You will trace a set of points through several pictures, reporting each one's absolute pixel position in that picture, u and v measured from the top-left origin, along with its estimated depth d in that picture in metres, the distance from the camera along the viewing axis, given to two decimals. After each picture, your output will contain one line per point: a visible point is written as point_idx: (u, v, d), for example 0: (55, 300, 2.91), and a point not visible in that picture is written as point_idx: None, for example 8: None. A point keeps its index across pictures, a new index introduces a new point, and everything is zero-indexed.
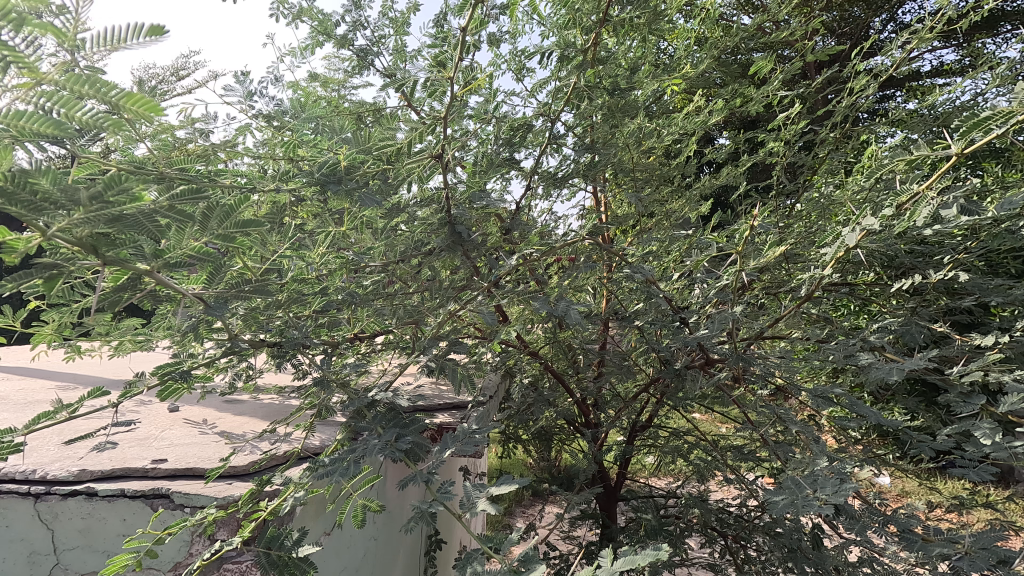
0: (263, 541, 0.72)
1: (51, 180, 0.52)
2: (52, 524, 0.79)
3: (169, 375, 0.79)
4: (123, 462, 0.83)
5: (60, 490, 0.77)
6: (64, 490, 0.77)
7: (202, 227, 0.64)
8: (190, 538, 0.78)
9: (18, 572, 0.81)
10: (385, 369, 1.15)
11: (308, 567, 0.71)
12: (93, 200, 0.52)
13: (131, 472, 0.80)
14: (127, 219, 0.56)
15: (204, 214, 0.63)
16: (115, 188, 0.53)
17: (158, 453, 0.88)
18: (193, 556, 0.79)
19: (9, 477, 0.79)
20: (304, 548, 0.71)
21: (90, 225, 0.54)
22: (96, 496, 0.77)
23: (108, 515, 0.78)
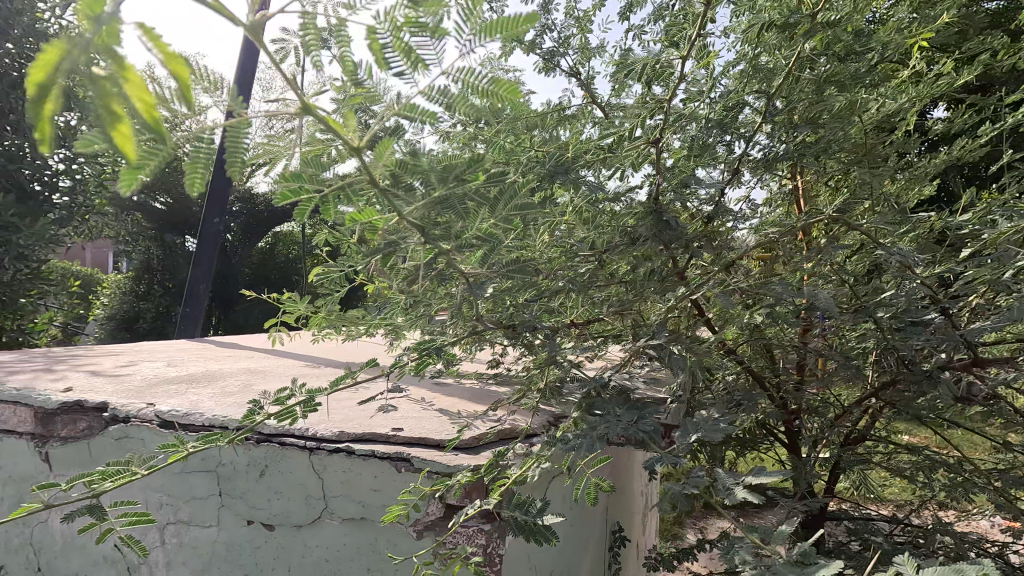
0: (511, 505, 0.77)
1: (412, 171, 0.66)
2: (321, 474, 0.94)
3: (427, 350, 0.92)
4: (370, 428, 0.96)
5: (328, 446, 0.92)
6: (330, 446, 0.92)
7: (492, 211, 0.77)
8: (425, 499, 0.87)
9: (294, 512, 0.97)
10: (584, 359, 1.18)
11: (553, 536, 0.77)
12: (437, 185, 0.68)
13: (377, 437, 0.92)
14: (451, 202, 0.70)
15: (496, 201, 0.76)
16: (459, 174, 0.68)
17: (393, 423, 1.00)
18: (429, 515, 0.87)
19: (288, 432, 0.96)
20: (551, 518, 0.75)
21: (429, 207, 0.69)
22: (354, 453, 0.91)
23: (362, 471, 0.91)
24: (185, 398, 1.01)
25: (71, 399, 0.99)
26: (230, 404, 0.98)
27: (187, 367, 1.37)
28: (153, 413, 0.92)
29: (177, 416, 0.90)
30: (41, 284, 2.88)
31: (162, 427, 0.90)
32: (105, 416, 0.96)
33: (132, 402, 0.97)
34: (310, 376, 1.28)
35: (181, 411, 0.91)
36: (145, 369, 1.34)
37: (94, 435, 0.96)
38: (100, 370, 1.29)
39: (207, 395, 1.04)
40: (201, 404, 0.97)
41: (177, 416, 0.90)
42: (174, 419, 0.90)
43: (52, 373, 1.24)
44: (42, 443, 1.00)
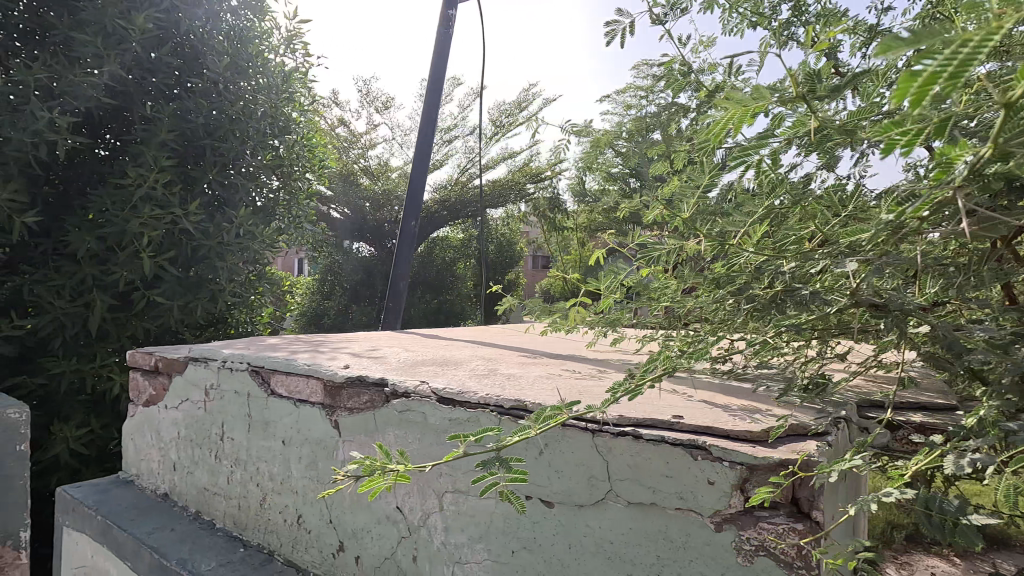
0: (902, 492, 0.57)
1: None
2: (579, 456, 0.80)
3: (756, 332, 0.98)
4: (641, 412, 0.81)
5: (594, 423, 0.79)
6: (597, 424, 0.78)
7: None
8: (728, 489, 0.69)
9: (546, 496, 0.84)
10: (866, 349, 1.00)
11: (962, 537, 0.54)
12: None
13: (656, 421, 0.77)
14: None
15: None
16: None
17: (661, 409, 0.85)
18: (734, 509, 0.68)
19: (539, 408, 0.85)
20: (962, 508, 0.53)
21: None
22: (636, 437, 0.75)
23: (638, 456, 0.75)
24: (447, 378, 1.09)
25: (355, 374, 1.13)
26: (490, 384, 1.03)
27: (422, 352, 1.49)
28: (429, 389, 1.00)
29: (452, 393, 0.97)
30: (270, 283, 3.39)
31: (439, 402, 0.97)
32: (384, 390, 1.07)
33: (406, 379, 1.07)
34: (537, 363, 1.31)
35: (454, 389, 0.98)
36: (387, 352, 1.49)
37: (375, 407, 1.07)
38: (355, 353, 1.45)
39: (463, 375, 1.11)
40: (466, 384, 1.03)
41: (451, 394, 0.97)
42: (449, 396, 0.97)
43: (321, 354, 1.42)
44: (332, 412, 1.15)
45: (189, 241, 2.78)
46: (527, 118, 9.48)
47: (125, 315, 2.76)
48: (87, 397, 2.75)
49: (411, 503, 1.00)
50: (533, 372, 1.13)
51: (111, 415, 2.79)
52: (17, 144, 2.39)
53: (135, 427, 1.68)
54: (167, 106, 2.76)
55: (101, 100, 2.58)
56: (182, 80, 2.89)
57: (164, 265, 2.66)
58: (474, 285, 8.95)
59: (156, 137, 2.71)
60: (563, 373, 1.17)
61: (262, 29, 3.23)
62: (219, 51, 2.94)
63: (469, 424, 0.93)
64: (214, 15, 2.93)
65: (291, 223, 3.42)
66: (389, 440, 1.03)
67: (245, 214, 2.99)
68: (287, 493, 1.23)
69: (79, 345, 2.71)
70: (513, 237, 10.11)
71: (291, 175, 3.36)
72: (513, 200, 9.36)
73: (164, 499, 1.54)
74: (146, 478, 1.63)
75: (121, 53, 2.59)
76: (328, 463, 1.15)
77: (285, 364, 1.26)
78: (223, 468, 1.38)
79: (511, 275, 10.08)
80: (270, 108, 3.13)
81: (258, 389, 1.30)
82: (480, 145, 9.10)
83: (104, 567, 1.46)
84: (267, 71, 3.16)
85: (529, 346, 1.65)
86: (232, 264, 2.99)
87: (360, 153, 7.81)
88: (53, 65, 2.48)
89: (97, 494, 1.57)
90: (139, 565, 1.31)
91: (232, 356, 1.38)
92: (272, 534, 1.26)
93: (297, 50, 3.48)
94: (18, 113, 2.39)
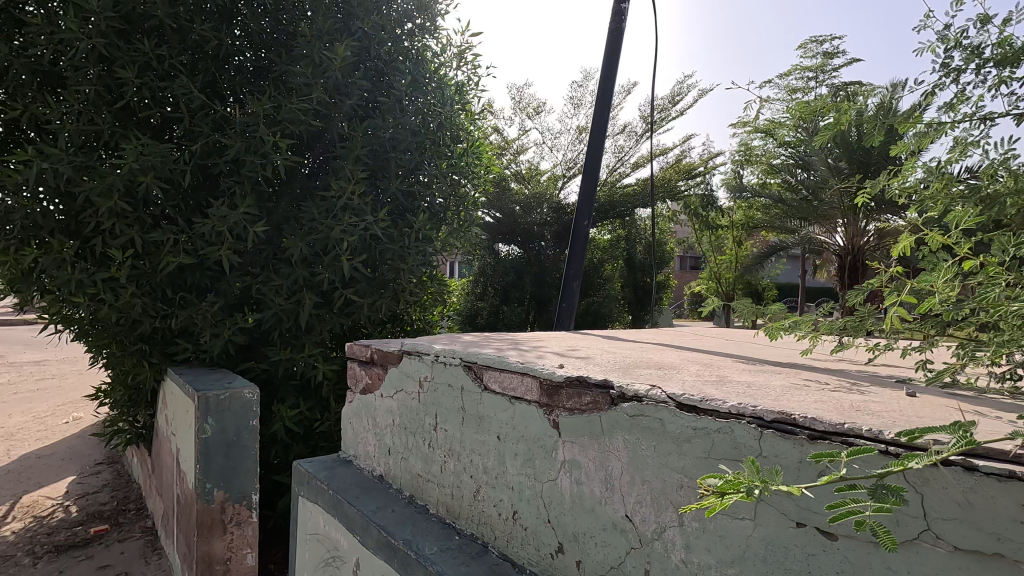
0: None
1: None
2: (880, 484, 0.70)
3: None
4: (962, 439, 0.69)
5: (905, 450, 0.68)
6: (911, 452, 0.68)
7: None
8: None
9: (828, 525, 0.74)
10: None
11: None
12: None
13: (995, 453, 0.65)
14: None
15: None
16: None
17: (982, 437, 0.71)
18: None
19: (818, 427, 0.76)
20: None
21: None
22: (971, 471, 0.64)
23: (972, 494, 0.64)
24: (675, 384, 1.02)
25: (574, 373, 1.10)
26: (730, 393, 0.94)
27: (623, 356, 1.43)
28: (664, 394, 0.94)
29: (693, 400, 0.89)
30: (442, 284, 3.59)
31: (679, 409, 0.91)
32: (610, 393, 1.03)
33: (633, 382, 1.02)
34: (764, 373, 1.18)
35: (695, 395, 0.90)
36: (587, 355, 1.45)
37: (599, 409, 1.04)
38: (556, 353, 1.44)
39: (692, 382, 1.03)
40: (702, 390, 0.95)
41: (692, 400, 0.90)
42: (690, 402, 0.90)
43: (525, 353, 1.43)
44: (550, 411, 1.14)
45: (378, 246, 3.04)
46: (679, 112, 8.99)
47: (328, 312, 3.11)
48: (298, 383, 3.14)
49: (643, 513, 0.95)
50: (771, 382, 1.02)
51: (316, 400, 3.15)
52: (249, 165, 2.79)
53: (352, 413, 1.86)
54: (361, 124, 3.05)
55: (310, 123, 2.92)
56: (372, 99, 3.18)
57: (359, 268, 2.94)
58: (622, 287, 8.71)
59: (352, 152, 2.99)
60: (806, 385, 1.03)
61: (437, 46, 3.42)
62: (402, 70, 3.17)
63: (717, 435, 0.85)
64: (397, 37, 3.16)
65: (460, 228, 3.58)
66: (618, 445, 0.99)
67: (424, 220, 3.19)
68: (502, 487, 1.25)
69: (292, 338, 3.10)
70: (663, 238, 9.65)
71: (461, 182, 3.52)
72: (663, 199, 8.94)
73: (380, 481, 1.68)
74: (363, 459, 1.80)
75: (326, 80, 2.91)
76: (546, 462, 1.14)
77: (499, 361, 1.28)
78: (436, 457, 1.45)
79: (661, 276, 9.64)
80: (444, 119, 3.31)
81: (472, 383, 1.35)
82: (629, 144, 8.83)
83: (333, 537, 1.62)
84: (441, 85, 3.34)
85: (732, 354, 1.51)
86: (413, 267, 3.22)
87: (511, 159, 8.00)
88: (275, 96, 2.85)
89: (325, 470, 1.76)
90: (367, 540, 1.43)
91: (445, 351, 1.45)
92: (485, 527, 1.29)
93: (465, 62, 3.64)
94: (250, 139, 2.79)
